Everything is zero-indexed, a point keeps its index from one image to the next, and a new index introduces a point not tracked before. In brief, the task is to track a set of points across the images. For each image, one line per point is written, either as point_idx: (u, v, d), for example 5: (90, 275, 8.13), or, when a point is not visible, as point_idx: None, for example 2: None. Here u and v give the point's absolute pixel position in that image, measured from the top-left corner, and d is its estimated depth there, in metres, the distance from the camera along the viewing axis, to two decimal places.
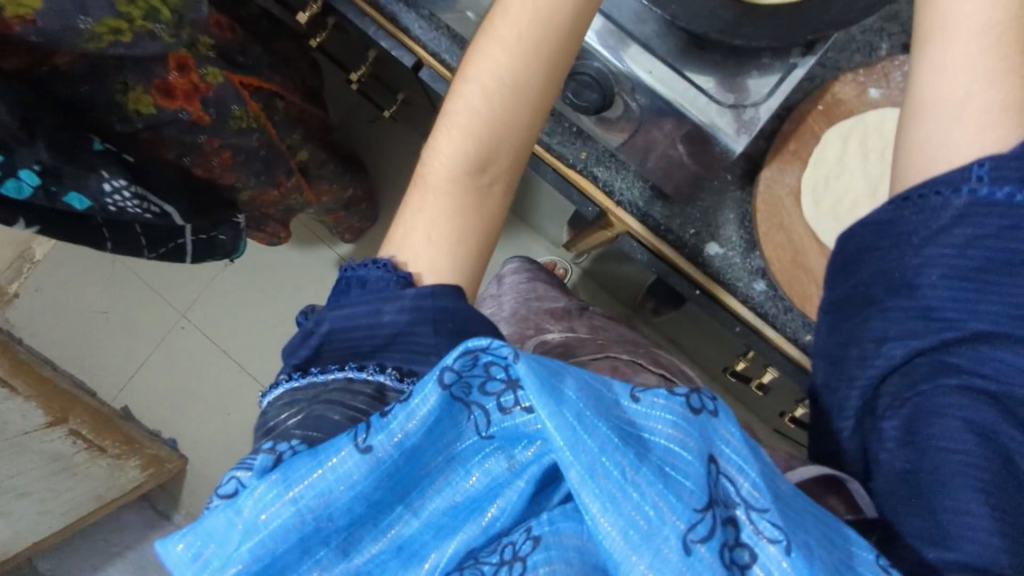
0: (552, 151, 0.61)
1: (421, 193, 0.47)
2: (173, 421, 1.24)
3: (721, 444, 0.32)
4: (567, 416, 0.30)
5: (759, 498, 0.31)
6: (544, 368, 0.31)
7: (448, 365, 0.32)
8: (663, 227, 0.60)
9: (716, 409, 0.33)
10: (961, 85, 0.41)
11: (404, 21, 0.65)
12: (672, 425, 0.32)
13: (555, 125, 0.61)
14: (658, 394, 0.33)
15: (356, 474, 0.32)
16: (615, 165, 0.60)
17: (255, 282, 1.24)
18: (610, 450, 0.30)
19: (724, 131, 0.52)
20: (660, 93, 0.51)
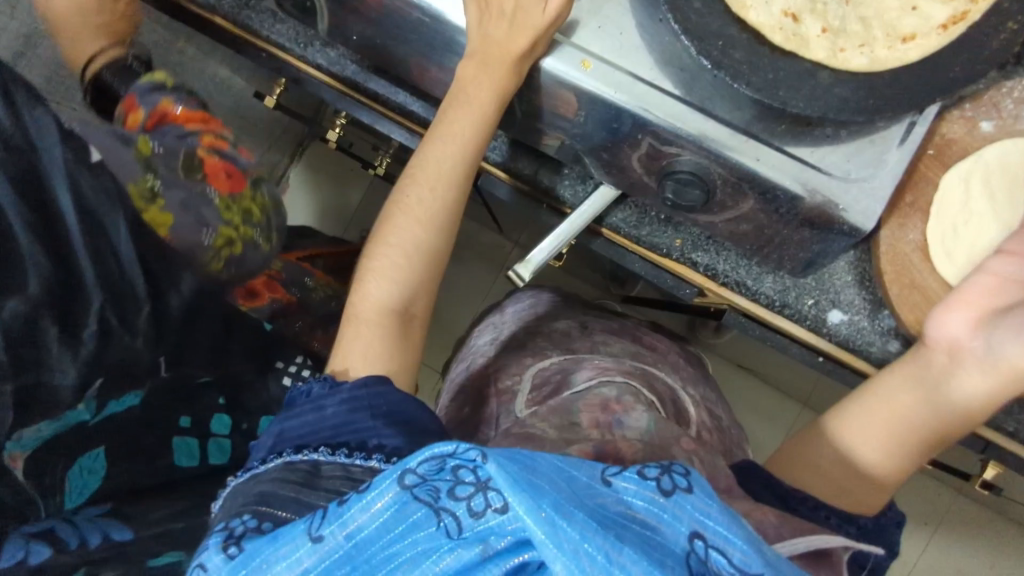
0: (645, 243, 0.57)
1: (355, 325, 0.53)
2: None
3: (706, 520, 0.29)
4: (545, 508, 0.27)
5: (752, 563, 0.28)
6: (514, 466, 0.29)
7: (412, 468, 0.31)
8: (780, 303, 0.56)
9: (691, 484, 0.31)
10: (870, 439, 0.51)
11: None
12: (645, 509, 0.30)
13: (641, 217, 0.57)
14: (628, 479, 0.31)
15: (307, 562, 0.32)
16: (714, 248, 0.57)
17: None
18: (588, 533, 0.27)
19: (853, 211, 0.46)
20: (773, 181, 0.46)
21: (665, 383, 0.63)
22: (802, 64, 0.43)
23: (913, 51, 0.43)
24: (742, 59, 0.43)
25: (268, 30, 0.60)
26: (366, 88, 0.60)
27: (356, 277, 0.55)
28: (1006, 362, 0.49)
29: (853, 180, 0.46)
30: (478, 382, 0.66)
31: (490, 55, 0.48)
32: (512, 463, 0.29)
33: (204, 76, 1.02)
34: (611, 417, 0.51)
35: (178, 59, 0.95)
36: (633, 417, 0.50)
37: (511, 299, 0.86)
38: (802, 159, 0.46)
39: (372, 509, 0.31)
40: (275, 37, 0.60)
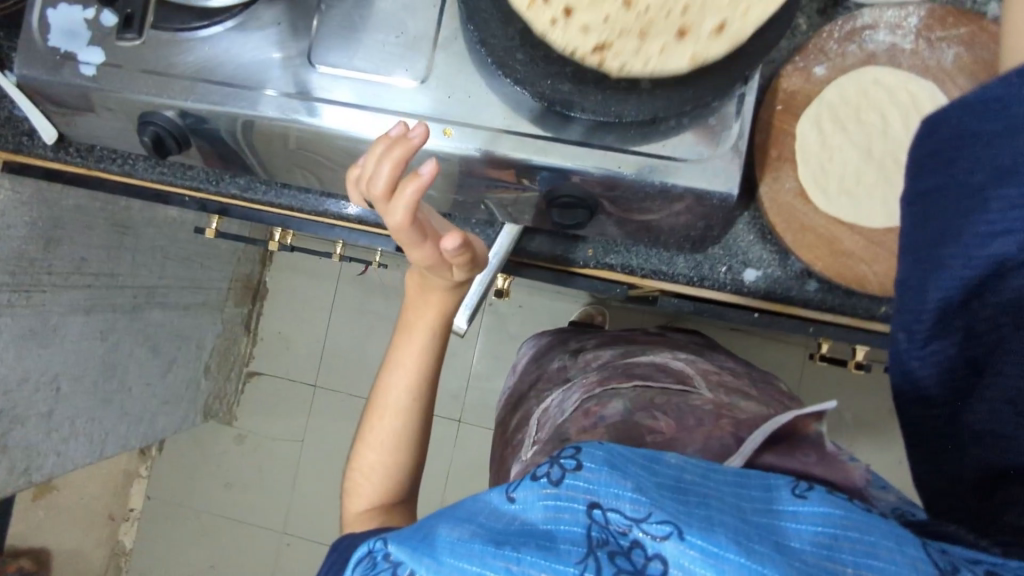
0: (563, 261, 0.62)
1: (366, 450, 0.58)
2: None
3: (597, 489, 0.37)
4: (444, 558, 0.35)
5: (639, 509, 0.35)
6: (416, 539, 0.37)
7: (351, 575, 0.40)
8: (697, 277, 0.60)
9: (577, 462, 0.38)
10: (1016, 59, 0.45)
11: (372, 218, 0.66)
12: (545, 507, 0.37)
13: (553, 241, 0.62)
14: (524, 486, 0.38)
15: None
16: (624, 248, 0.61)
17: (326, 479, 1.48)
18: (487, 560, 0.34)
19: (715, 184, 0.50)
20: (618, 176, 0.51)
21: (652, 365, 0.74)
22: (618, 85, 0.48)
23: (723, 43, 0.46)
24: (571, 90, 0.48)
25: (181, 178, 0.66)
26: (280, 200, 0.66)
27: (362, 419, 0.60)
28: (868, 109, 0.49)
29: (695, 161, 0.51)
30: (504, 441, 0.77)
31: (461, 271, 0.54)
32: (406, 536, 0.37)
33: (158, 221, 1.09)
34: (593, 416, 0.61)
35: (127, 215, 1.02)
36: (610, 410, 0.62)
37: (526, 349, 0.99)
38: (636, 153, 0.51)
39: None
40: (190, 182, 0.66)
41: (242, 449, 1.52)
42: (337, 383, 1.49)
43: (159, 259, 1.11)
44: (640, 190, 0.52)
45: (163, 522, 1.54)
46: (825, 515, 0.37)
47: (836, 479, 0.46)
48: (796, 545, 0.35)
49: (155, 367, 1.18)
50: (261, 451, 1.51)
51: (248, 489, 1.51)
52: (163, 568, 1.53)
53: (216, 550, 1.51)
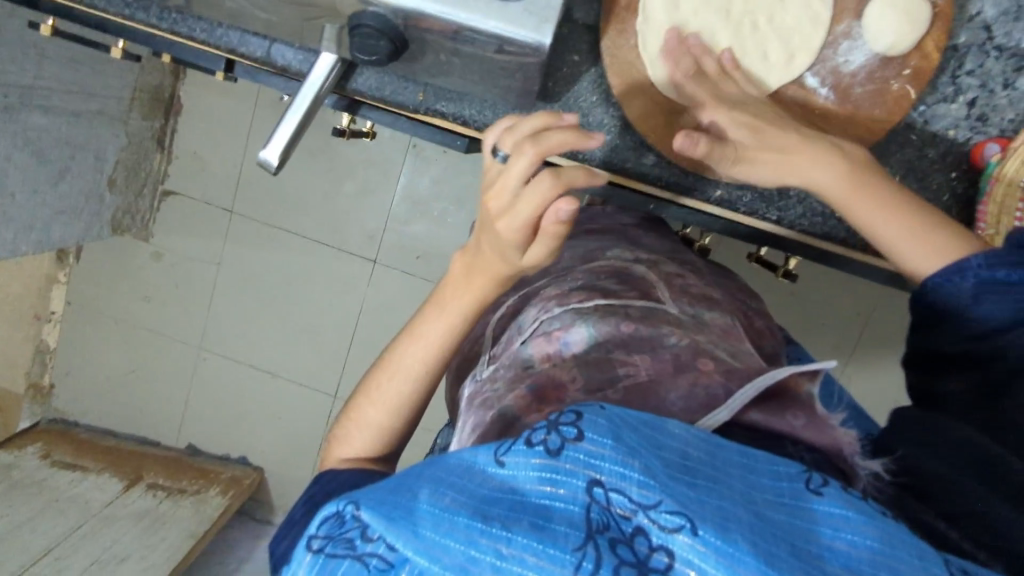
0: (391, 104, 0.57)
1: (366, 405, 0.56)
2: (211, 416, 1.57)
3: (599, 463, 0.34)
4: (429, 535, 0.34)
5: (649, 495, 0.33)
6: (392, 508, 0.36)
7: (316, 533, 0.40)
8: None
9: (579, 432, 0.35)
10: (893, 232, 0.55)
11: (185, 29, 0.58)
12: (538, 479, 0.35)
13: (382, 79, 0.56)
14: (518, 452, 0.36)
15: None
16: (457, 96, 0.56)
17: (245, 301, 1.51)
18: (473, 538, 0.33)
19: (524, 30, 0.44)
20: (435, 13, 0.44)
21: (613, 270, 0.67)
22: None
23: None
24: None
25: None
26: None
27: (368, 377, 0.57)
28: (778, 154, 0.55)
29: (511, 1, 0.44)
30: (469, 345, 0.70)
31: (496, 260, 0.50)
32: (377, 500, 0.36)
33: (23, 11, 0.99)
34: (556, 343, 0.54)
35: None
36: (575, 334, 0.55)
37: None
38: None
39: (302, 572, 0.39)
40: None
41: (159, 267, 1.51)
42: (254, 211, 1.46)
43: (34, 57, 1.02)
44: (436, 27, 0.45)
45: (82, 327, 1.57)
46: (840, 518, 0.34)
47: (825, 448, 0.45)
48: (816, 552, 0.33)
49: (44, 176, 1.13)
50: (180, 269, 1.51)
51: (165, 305, 1.53)
52: (86, 368, 1.59)
53: (137, 358, 1.57)
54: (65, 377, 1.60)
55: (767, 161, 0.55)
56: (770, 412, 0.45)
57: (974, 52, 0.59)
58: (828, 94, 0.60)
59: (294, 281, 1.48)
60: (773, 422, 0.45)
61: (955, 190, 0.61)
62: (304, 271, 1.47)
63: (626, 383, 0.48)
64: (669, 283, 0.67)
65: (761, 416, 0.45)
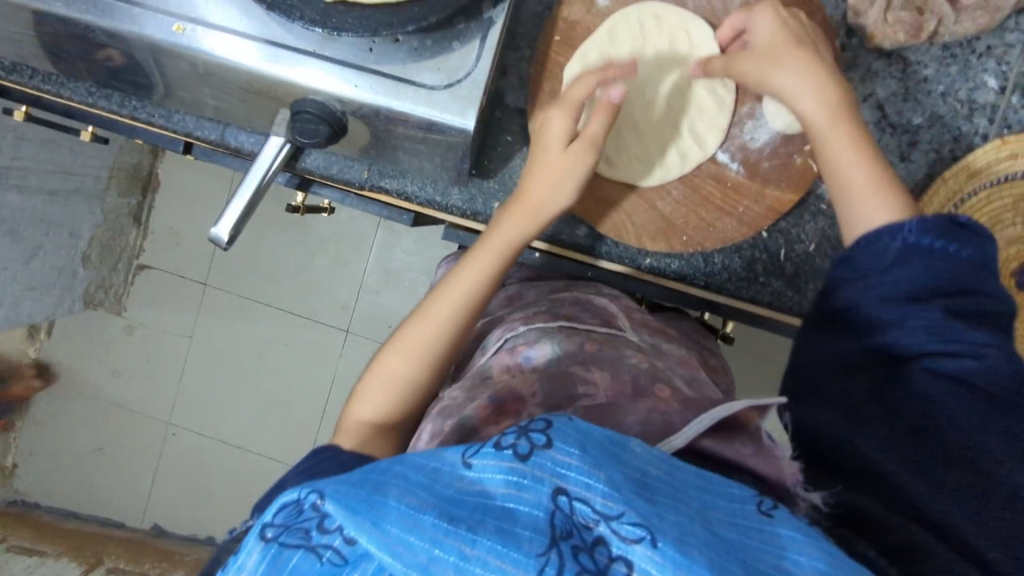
0: (336, 180, 0.60)
1: (389, 357, 0.57)
2: (179, 494, 1.54)
3: (567, 476, 0.37)
4: (392, 531, 0.35)
5: (611, 507, 0.36)
6: (359, 496, 0.36)
7: (270, 522, 0.40)
8: (470, 211, 0.61)
9: (548, 441, 0.38)
10: (859, 175, 0.55)
11: (145, 115, 0.62)
12: (506, 481, 0.37)
13: (328, 158, 0.60)
14: (487, 454, 0.38)
15: None
16: (399, 173, 0.59)
17: (216, 373, 1.51)
18: (440, 535, 0.34)
19: (449, 114, 0.48)
20: (367, 101, 0.48)
21: (576, 300, 0.70)
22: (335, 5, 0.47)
23: None
24: None
25: None
26: (48, 89, 0.62)
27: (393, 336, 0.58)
28: (794, 83, 0.55)
29: (437, 89, 0.48)
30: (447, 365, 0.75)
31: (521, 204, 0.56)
32: (345, 490, 0.37)
33: None
34: (519, 356, 0.59)
35: None
36: (537, 350, 0.59)
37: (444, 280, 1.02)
38: (390, 75, 0.48)
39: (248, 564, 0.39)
40: None
41: (130, 341, 1.51)
42: (227, 284, 1.48)
43: (12, 140, 1.07)
44: (370, 112, 0.49)
45: (49, 404, 1.55)
46: (792, 540, 0.38)
47: (770, 475, 0.46)
48: (763, 568, 0.36)
49: (15, 252, 1.15)
50: (152, 342, 1.51)
51: (136, 378, 1.52)
52: (51, 446, 1.56)
53: (103, 435, 1.54)
54: (29, 457, 1.57)
55: (782, 74, 0.55)
56: (724, 439, 0.47)
57: (872, 128, 0.64)
58: (739, 169, 0.61)
59: (266, 353, 1.49)
60: (721, 449, 0.46)
61: None
62: (276, 343, 1.48)
63: (585, 402, 0.53)
64: (630, 314, 0.69)
65: (709, 443, 0.46)
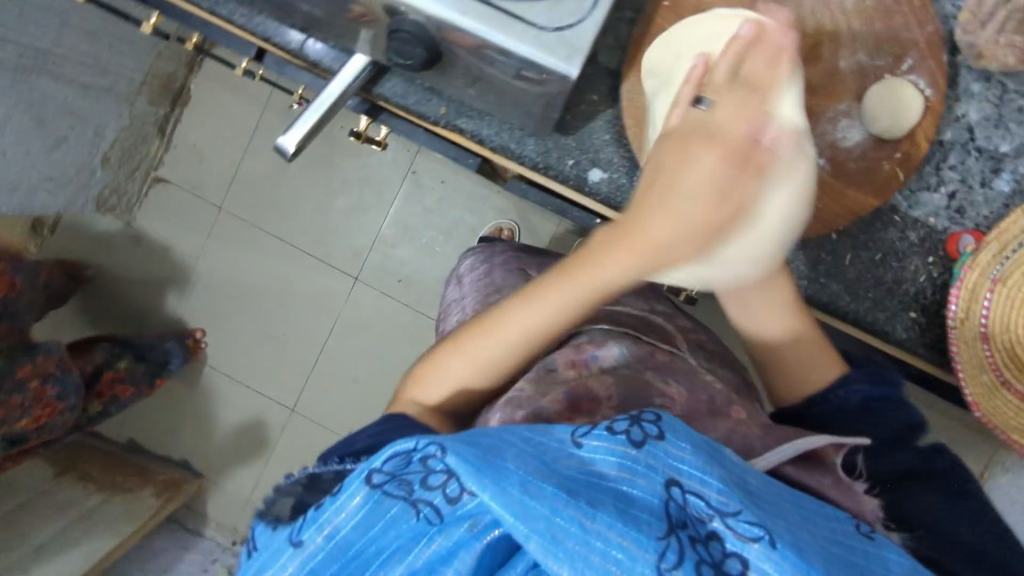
0: (412, 113, 0.59)
1: (458, 357, 0.57)
2: (161, 414, 1.52)
3: (679, 467, 0.40)
4: (513, 493, 0.37)
5: (728, 504, 0.39)
6: (481, 458, 0.38)
7: (378, 468, 0.44)
8: (543, 165, 0.59)
9: (660, 434, 0.42)
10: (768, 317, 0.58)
11: (224, 12, 0.59)
12: (619, 464, 0.40)
13: (408, 87, 0.58)
14: (599, 436, 0.42)
15: (293, 565, 0.45)
16: (478, 114, 0.58)
17: (219, 300, 1.49)
18: (559, 505, 0.37)
19: (554, 59, 0.47)
20: (472, 30, 0.46)
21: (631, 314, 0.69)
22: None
23: None
24: None
25: None
26: None
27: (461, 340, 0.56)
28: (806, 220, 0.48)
29: (546, 29, 0.46)
30: None
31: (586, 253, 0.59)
32: (469, 451, 0.39)
33: None
34: (585, 354, 0.59)
35: None
36: (605, 351, 0.60)
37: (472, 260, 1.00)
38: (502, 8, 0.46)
39: (353, 505, 0.44)
40: None
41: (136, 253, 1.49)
42: (244, 212, 1.46)
43: (56, 24, 1.04)
44: (473, 41, 0.48)
45: None
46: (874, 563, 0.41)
47: (849, 505, 0.47)
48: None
49: (41, 140, 1.12)
50: (158, 257, 1.49)
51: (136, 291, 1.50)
52: None
53: None
54: None
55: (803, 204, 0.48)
56: (805, 467, 0.48)
57: None
58: None
59: (272, 288, 1.47)
60: (801, 476, 0.48)
61: (934, 276, 0.57)
62: (285, 279, 1.46)
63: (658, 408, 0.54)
64: (685, 337, 0.70)
65: (789, 469, 0.48)
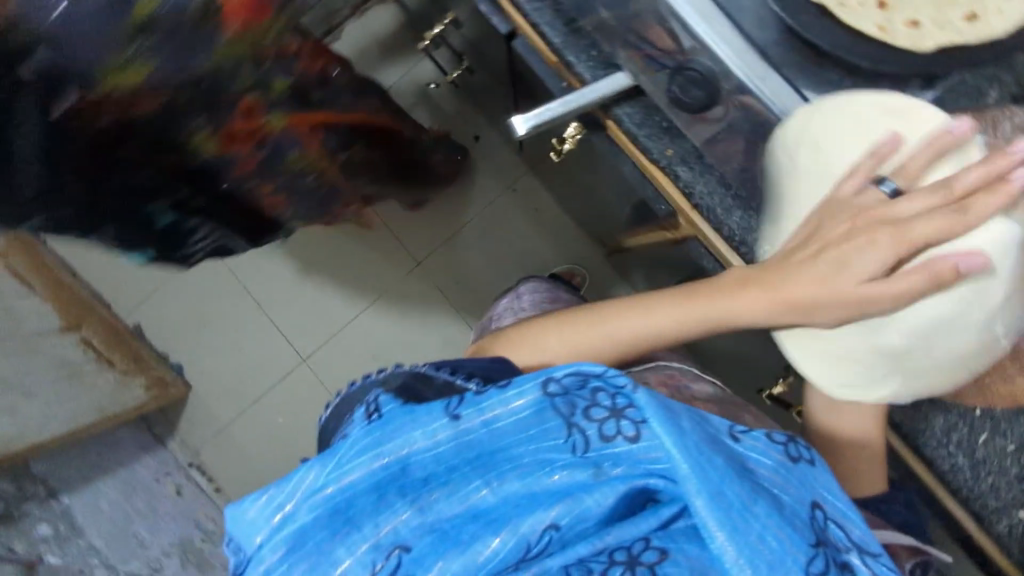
0: (637, 143, 0.59)
1: (554, 325, 0.65)
2: (172, 315, 1.48)
3: (824, 493, 0.42)
4: (690, 443, 0.39)
5: (868, 543, 0.39)
6: (663, 407, 0.41)
7: (556, 378, 0.46)
8: (740, 239, 0.57)
9: (812, 458, 0.43)
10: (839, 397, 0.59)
11: None
12: (774, 467, 0.42)
13: (646, 117, 0.59)
14: (757, 438, 0.43)
15: (441, 435, 0.46)
16: (701, 168, 0.57)
17: None
18: (729, 481, 0.38)
19: None
20: (771, 105, 0.53)
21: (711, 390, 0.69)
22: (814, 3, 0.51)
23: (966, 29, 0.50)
24: None
25: None
26: None
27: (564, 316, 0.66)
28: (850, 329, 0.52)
29: None
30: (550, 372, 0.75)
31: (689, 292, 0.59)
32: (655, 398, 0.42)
33: None
34: (678, 384, 0.67)
35: None
36: (696, 388, 0.67)
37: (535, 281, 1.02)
38: (807, 99, 0.52)
39: (519, 404, 0.46)
40: None
41: None
42: None
43: None
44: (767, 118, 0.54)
45: None
46: None
47: None
48: None
49: None
50: None
51: None
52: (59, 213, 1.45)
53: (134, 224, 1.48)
54: None
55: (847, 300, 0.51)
56: None
57: None
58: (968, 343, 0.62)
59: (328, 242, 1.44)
60: None
61: None
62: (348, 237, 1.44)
63: None
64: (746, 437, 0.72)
65: None
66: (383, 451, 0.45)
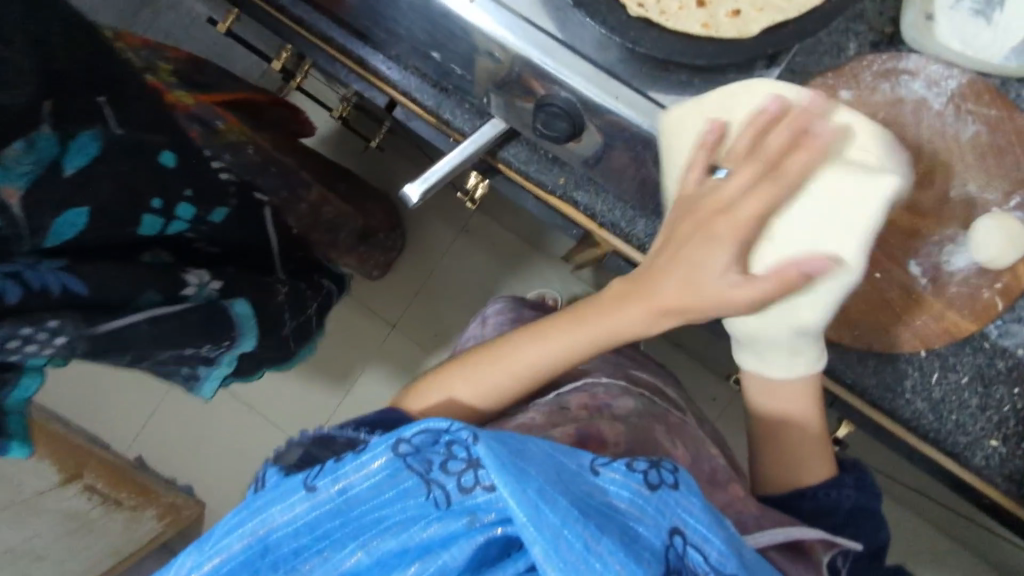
0: (531, 179, 0.62)
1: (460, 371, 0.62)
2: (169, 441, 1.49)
3: (687, 517, 0.41)
4: (529, 493, 0.39)
5: (724, 562, 0.40)
6: (505, 453, 0.40)
7: (407, 438, 0.45)
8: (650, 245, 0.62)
9: (675, 481, 0.42)
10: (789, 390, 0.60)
11: (372, 62, 0.63)
12: (628, 499, 0.41)
13: (531, 154, 0.61)
14: (617, 470, 0.43)
15: (301, 508, 0.46)
16: (595, 189, 0.61)
17: None
18: (570, 520, 0.38)
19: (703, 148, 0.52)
20: (630, 120, 0.50)
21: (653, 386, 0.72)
22: (635, 19, 0.48)
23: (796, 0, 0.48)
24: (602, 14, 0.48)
25: None
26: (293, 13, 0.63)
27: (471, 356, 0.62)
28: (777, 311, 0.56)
29: None
30: None
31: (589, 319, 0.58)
32: (500, 446, 0.41)
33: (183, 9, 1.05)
34: (598, 401, 0.64)
35: None
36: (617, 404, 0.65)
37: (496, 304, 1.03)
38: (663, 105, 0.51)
39: (374, 467, 0.46)
40: None
41: None
42: None
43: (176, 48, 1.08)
44: (632, 133, 0.51)
45: None
46: None
47: None
48: None
49: None
50: None
51: None
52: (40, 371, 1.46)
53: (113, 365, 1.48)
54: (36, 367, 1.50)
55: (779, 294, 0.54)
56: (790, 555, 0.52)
57: None
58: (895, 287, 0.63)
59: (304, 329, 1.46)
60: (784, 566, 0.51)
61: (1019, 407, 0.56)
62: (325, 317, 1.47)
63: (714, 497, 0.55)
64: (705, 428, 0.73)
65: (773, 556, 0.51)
66: (244, 531, 0.46)
